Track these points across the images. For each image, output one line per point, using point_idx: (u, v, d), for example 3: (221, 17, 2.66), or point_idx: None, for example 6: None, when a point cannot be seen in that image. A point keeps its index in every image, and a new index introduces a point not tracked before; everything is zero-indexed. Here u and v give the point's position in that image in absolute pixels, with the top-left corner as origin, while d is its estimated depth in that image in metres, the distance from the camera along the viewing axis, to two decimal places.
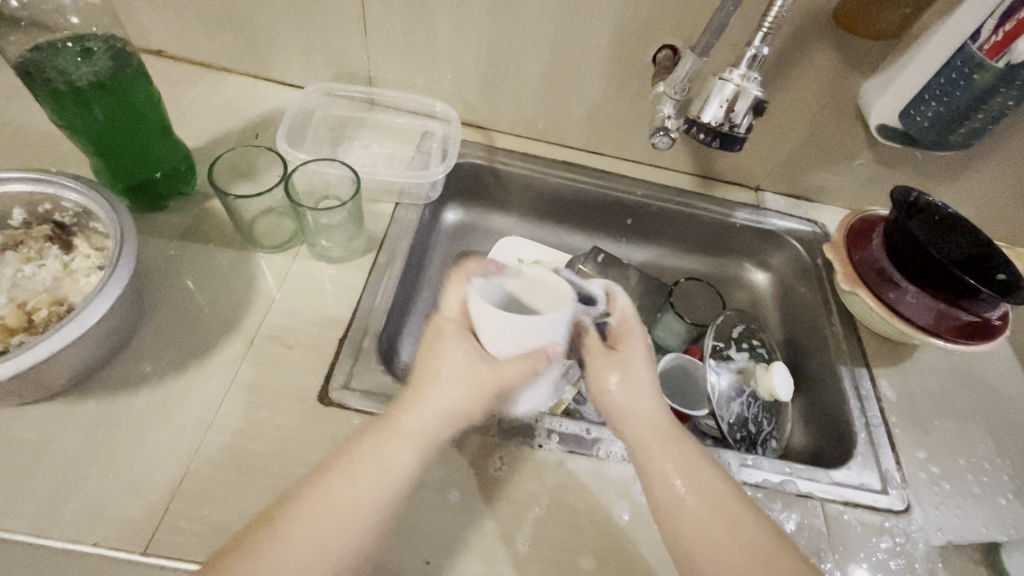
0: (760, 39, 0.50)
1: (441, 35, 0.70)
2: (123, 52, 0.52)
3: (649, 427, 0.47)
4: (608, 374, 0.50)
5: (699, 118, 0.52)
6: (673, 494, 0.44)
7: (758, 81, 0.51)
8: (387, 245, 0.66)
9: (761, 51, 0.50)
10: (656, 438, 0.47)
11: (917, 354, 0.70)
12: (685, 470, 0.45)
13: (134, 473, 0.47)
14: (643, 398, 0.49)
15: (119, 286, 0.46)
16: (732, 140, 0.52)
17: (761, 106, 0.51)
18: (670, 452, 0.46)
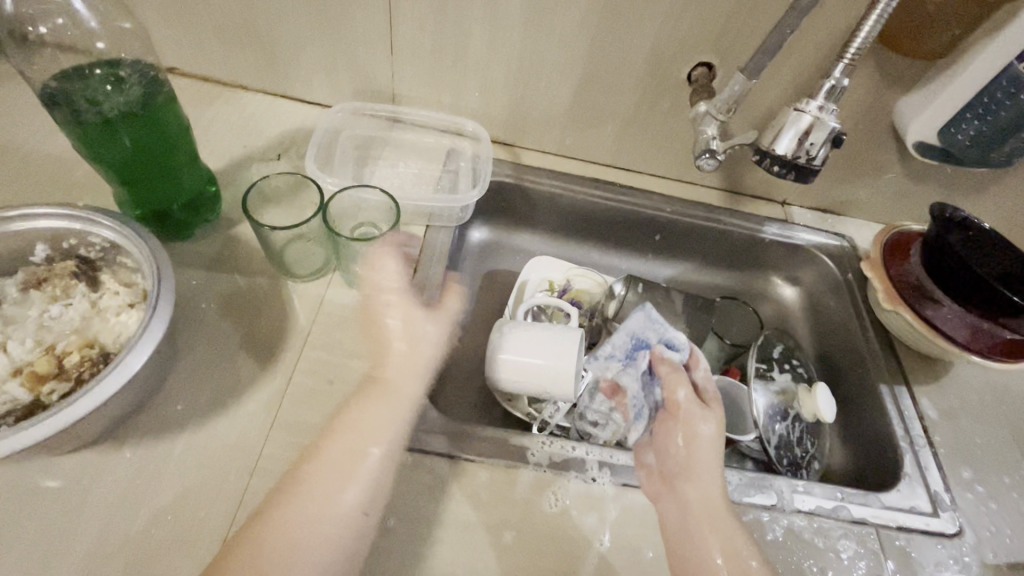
0: (840, 70, 0.49)
1: (471, 52, 0.68)
2: (155, 81, 0.50)
3: (707, 491, 0.49)
4: (686, 418, 0.53)
5: (773, 149, 0.51)
6: (712, 556, 0.46)
7: (835, 113, 0.50)
8: (421, 271, 0.64)
9: (841, 83, 0.50)
10: (705, 507, 0.48)
11: (953, 370, 0.70)
12: (729, 539, 0.47)
13: (177, 524, 0.44)
14: (709, 456, 0.51)
15: (161, 330, 0.44)
16: (807, 172, 0.51)
17: (839, 139, 0.50)
18: (712, 521, 0.48)
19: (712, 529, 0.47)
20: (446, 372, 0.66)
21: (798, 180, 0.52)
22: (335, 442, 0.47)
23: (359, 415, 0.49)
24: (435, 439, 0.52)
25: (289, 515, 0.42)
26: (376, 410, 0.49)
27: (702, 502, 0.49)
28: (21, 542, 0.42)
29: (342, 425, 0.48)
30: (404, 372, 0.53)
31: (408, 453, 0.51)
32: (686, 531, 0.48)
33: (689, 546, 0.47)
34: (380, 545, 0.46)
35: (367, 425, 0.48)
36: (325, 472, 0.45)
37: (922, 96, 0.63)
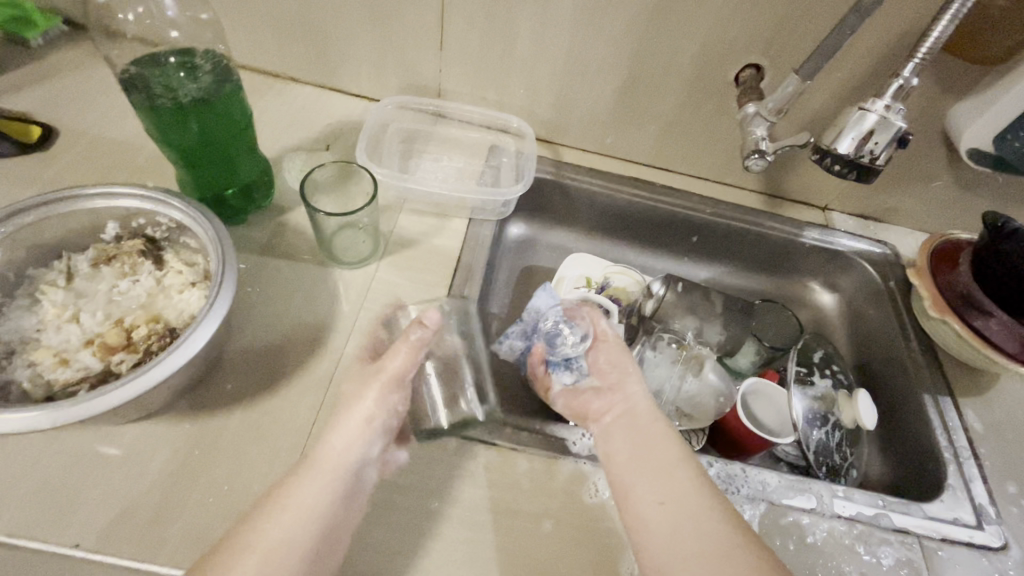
0: (910, 70, 0.49)
1: (519, 50, 0.69)
2: (224, 69, 0.52)
3: (634, 424, 0.50)
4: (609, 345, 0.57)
5: (833, 149, 0.51)
6: (640, 481, 0.46)
7: (902, 112, 0.50)
8: (463, 263, 0.66)
9: (910, 82, 0.50)
10: (635, 439, 0.49)
11: (1000, 383, 0.69)
12: (660, 461, 0.47)
13: (232, 495, 0.46)
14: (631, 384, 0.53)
15: (225, 306, 0.46)
16: (868, 171, 0.51)
17: (905, 139, 0.50)
18: (646, 454, 0.47)
19: (638, 457, 0.47)
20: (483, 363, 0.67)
21: (858, 180, 0.52)
22: (283, 504, 0.42)
23: (305, 487, 0.43)
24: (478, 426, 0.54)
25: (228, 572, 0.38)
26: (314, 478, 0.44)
27: (630, 436, 0.49)
28: (85, 505, 0.44)
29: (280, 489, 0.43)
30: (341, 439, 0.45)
31: (450, 439, 0.52)
32: (617, 465, 0.48)
33: (621, 483, 0.47)
34: (424, 527, 0.47)
35: (301, 507, 0.42)
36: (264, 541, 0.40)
37: (977, 103, 0.62)
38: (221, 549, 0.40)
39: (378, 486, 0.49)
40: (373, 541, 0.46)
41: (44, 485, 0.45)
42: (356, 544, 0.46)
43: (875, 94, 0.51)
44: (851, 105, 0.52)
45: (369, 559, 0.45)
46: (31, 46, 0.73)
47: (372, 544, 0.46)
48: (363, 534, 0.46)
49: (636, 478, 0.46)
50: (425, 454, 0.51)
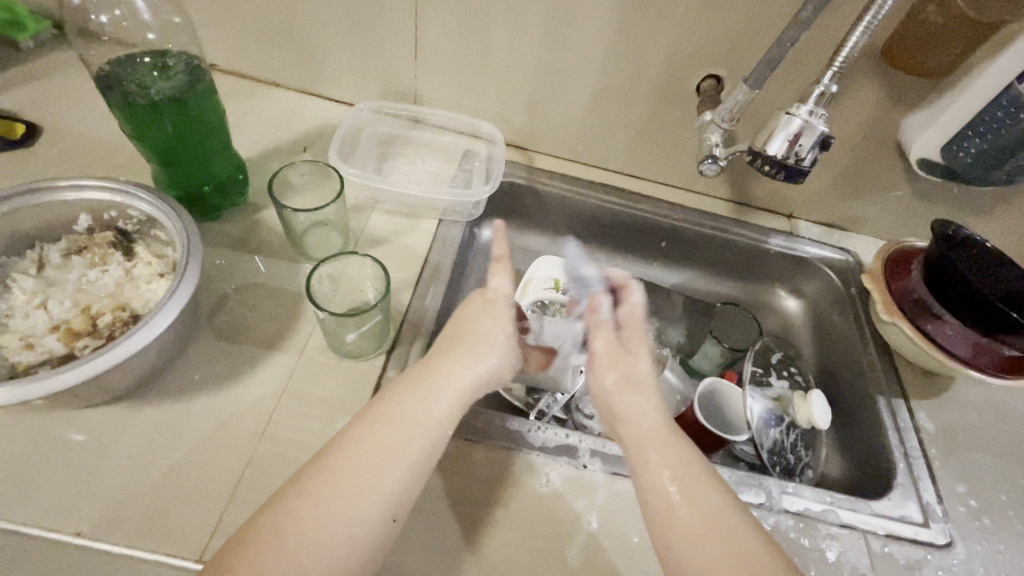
0: (829, 77, 0.52)
1: (491, 58, 0.72)
2: (197, 69, 0.54)
3: (677, 457, 0.47)
4: (636, 352, 0.55)
5: (765, 150, 0.53)
6: (682, 515, 0.44)
7: (825, 117, 0.52)
8: (431, 262, 0.67)
9: (829, 89, 0.52)
10: (679, 476, 0.46)
11: (953, 386, 0.70)
12: (705, 505, 0.44)
13: (189, 479, 0.47)
14: (642, 410, 0.51)
15: (187, 295, 0.47)
16: (796, 172, 0.53)
17: (828, 142, 0.52)
18: (694, 496, 0.45)
19: (686, 494, 0.45)
20: None
21: (786, 180, 0.54)
22: (385, 425, 0.44)
23: (412, 401, 0.47)
24: None
25: (319, 489, 0.41)
26: (417, 398, 0.47)
27: (674, 470, 0.46)
28: (44, 485, 0.45)
29: (385, 407, 0.46)
30: (442, 374, 0.48)
31: None
32: (659, 493, 0.45)
33: (659, 508, 0.45)
34: None
35: (409, 415, 0.46)
36: (357, 457, 0.42)
37: (926, 115, 0.65)
38: (289, 495, 0.41)
39: None
40: None
41: (8, 467, 0.46)
42: None
43: (801, 100, 0.54)
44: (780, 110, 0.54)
45: None
46: (21, 49, 0.76)
47: None
48: None
49: (679, 512, 0.44)
50: None
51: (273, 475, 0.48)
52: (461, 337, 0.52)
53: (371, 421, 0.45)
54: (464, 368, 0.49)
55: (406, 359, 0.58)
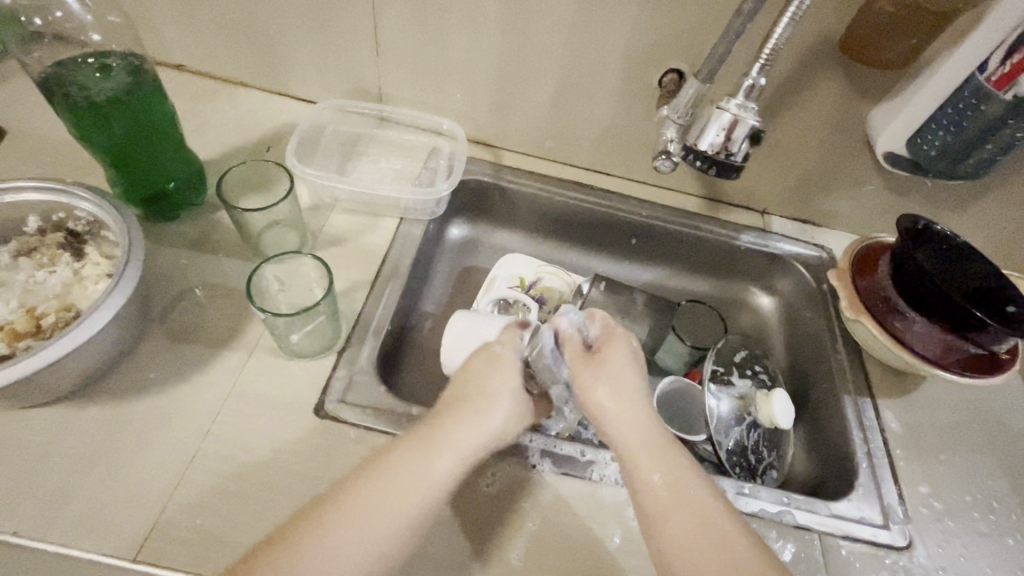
0: (757, 69, 0.51)
1: (451, 55, 0.72)
2: (138, 67, 0.55)
3: (666, 457, 0.46)
4: (613, 355, 0.50)
5: (697, 145, 0.53)
6: (674, 519, 0.43)
7: (757, 109, 0.52)
8: (389, 262, 0.67)
9: (758, 82, 0.51)
10: (667, 480, 0.45)
11: (923, 385, 0.69)
12: (697, 510, 0.43)
13: (129, 478, 0.47)
14: (629, 413, 0.48)
15: (125, 294, 0.48)
16: (728, 167, 0.54)
17: (759, 134, 0.52)
18: (685, 498, 0.44)
19: (674, 495, 0.44)
20: (410, 359, 0.69)
21: (718, 175, 0.54)
22: (386, 486, 0.42)
23: (408, 461, 0.43)
24: (381, 417, 0.54)
25: (315, 543, 0.39)
26: (421, 458, 0.44)
27: (663, 474, 0.45)
28: None
29: (385, 462, 0.44)
30: (442, 439, 0.45)
31: (353, 428, 0.53)
32: (649, 493, 0.45)
33: (652, 511, 0.44)
34: None
35: (410, 478, 0.43)
36: (353, 518, 0.41)
37: (892, 105, 0.64)
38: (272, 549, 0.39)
39: (274, 471, 0.50)
40: (259, 526, 0.46)
41: None
42: (241, 530, 0.46)
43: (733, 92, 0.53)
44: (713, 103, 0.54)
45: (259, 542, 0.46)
46: None
47: (260, 527, 0.46)
48: (253, 517, 0.47)
49: (672, 516, 0.43)
50: (327, 443, 0.52)
51: (214, 475, 0.49)
52: (469, 396, 0.48)
53: (373, 477, 0.43)
54: (470, 429, 0.46)
55: (356, 358, 0.58)
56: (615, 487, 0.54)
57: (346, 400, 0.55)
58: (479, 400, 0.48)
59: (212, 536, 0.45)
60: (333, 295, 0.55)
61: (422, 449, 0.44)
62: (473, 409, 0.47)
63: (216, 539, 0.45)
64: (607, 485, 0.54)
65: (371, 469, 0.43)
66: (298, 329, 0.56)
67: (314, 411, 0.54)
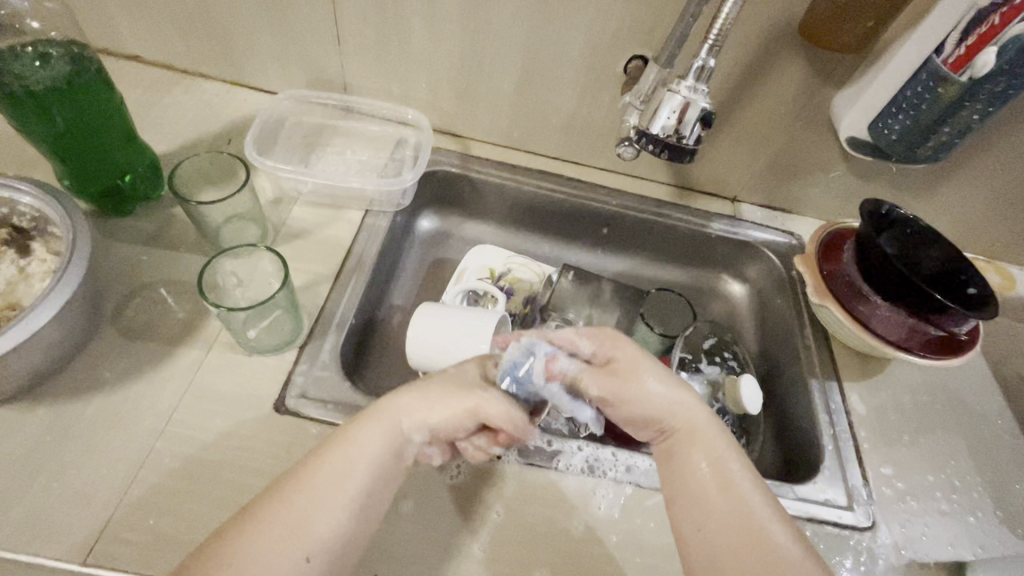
0: (706, 51, 0.51)
1: (413, 43, 0.70)
2: (80, 56, 0.53)
3: (713, 447, 0.47)
4: (626, 354, 0.49)
5: (648, 129, 0.54)
6: (719, 508, 0.44)
7: (706, 93, 0.53)
8: (353, 254, 0.66)
9: (708, 63, 0.51)
10: (714, 473, 0.46)
11: (889, 369, 0.70)
12: (736, 503, 0.44)
13: (79, 479, 0.46)
14: (678, 400, 0.48)
15: (69, 289, 0.48)
16: (681, 151, 0.54)
17: (709, 118, 0.53)
18: (725, 483, 0.45)
19: (719, 487, 0.45)
20: (377, 353, 0.68)
21: (670, 160, 0.55)
22: (327, 465, 0.42)
23: (351, 441, 0.43)
24: (343, 412, 0.53)
25: (278, 514, 0.40)
26: (372, 432, 0.44)
27: (711, 463, 0.46)
28: None
29: (338, 443, 0.43)
30: (380, 421, 0.44)
31: (314, 423, 0.52)
32: (691, 478, 0.46)
33: (695, 495, 0.46)
34: None
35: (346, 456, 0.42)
36: (316, 498, 0.41)
37: (854, 90, 0.64)
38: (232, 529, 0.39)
39: (231, 469, 0.48)
40: (215, 523, 0.45)
41: None
42: (195, 529, 0.45)
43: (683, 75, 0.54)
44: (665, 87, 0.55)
45: None
46: None
47: (216, 526, 0.45)
48: (208, 515, 0.46)
49: (718, 502, 0.45)
50: (285, 439, 0.51)
51: (167, 473, 0.47)
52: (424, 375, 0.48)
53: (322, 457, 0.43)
54: (418, 402, 0.45)
55: (318, 353, 0.57)
56: (581, 477, 0.53)
57: (307, 394, 0.54)
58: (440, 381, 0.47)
59: (165, 535, 0.44)
60: (288, 287, 0.54)
61: (364, 422, 0.44)
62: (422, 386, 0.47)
63: (168, 538, 0.44)
64: (572, 474, 0.54)
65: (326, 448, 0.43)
66: (255, 323, 0.55)
67: (274, 408, 0.53)
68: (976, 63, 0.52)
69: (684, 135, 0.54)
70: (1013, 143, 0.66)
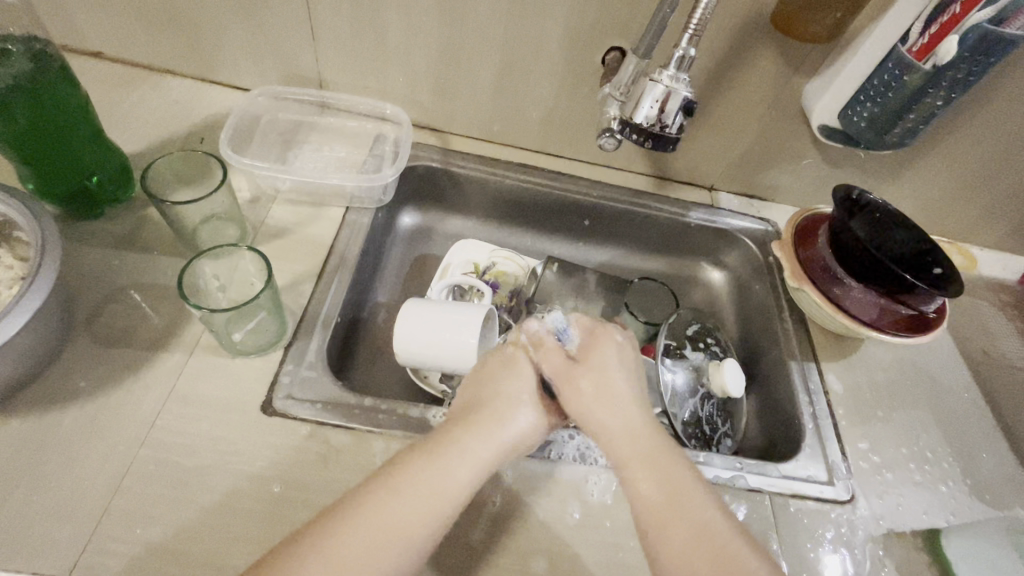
0: (687, 41, 0.52)
1: (390, 37, 0.69)
2: (41, 53, 0.51)
3: (661, 466, 0.44)
4: (598, 357, 0.50)
5: (632, 118, 0.54)
6: (677, 527, 0.40)
7: (687, 82, 0.53)
8: (336, 252, 0.65)
9: (689, 53, 0.52)
10: (666, 491, 0.42)
11: (863, 348, 0.72)
12: (694, 519, 0.41)
13: (59, 492, 0.45)
14: (626, 411, 0.47)
15: (40, 296, 0.46)
16: (663, 140, 0.55)
17: (691, 107, 0.54)
18: (680, 499, 0.42)
19: (671, 506, 0.41)
20: (363, 351, 0.67)
21: (654, 149, 0.56)
22: (410, 490, 0.40)
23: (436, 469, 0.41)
24: (333, 411, 0.52)
25: (384, 512, 0.39)
26: (450, 466, 0.42)
27: (660, 481, 0.43)
28: None
29: (414, 471, 0.41)
30: (473, 437, 0.44)
31: (304, 424, 0.51)
32: (644, 500, 0.42)
33: (652, 520, 0.41)
34: (264, 512, 0.46)
35: (427, 484, 0.41)
36: (369, 526, 0.38)
37: (824, 79, 0.66)
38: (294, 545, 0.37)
39: (219, 474, 0.47)
40: (205, 528, 0.44)
41: None
42: (186, 536, 0.44)
43: (664, 65, 0.54)
44: (646, 77, 0.55)
45: (205, 547, 0.44)
46: None
47: (208, 532, 0.44)
48: (199, 522, 0.45)
49: (673, 521, 0.41)
50: (275, 441, 0.50)
51: (153, 481, 0.46)
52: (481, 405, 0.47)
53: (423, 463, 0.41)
54: (491, 437, 0.44)
55: (304, 353, 0.56)
56: (573, 464, 0.54)
57: (295, 395, 0.53)
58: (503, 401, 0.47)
59: (155, 544, 0.43)
60: (273, 287, 0.53)
61: (452, 453, 0.42)
62: (500, 413, 0.46)
63: (157, 547, 0.43)
64: (565, 462, 0.54)
65: (438, 447, 0.43)
66: (238, 324, 0.54)
67: (261, 410, 0.52)
68: (939, 50, 0.55)
69: (667, 124, 0.54)
70: (973, 127, 0.69)
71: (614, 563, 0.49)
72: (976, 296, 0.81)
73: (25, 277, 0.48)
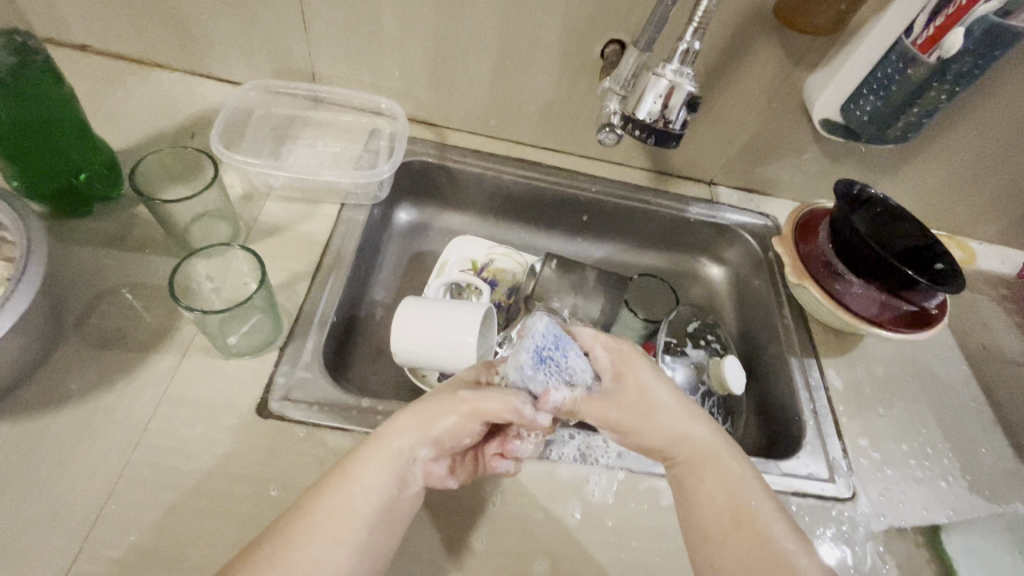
0: (691, 34, 0.51)
1: (384, 29, 0.68)
2: (23, 46, 0.50)
3: (724, 475, 0.46)
4: (636, 371, 0.50)
5: (635, 114, 0.53)
6: (732, 539, 0.43)
7: (691, 76, 0.52)
8: (332, 250, 0.64)
9: (693, 46, 0.51)
10: (728, 502, 0.45)
11: (863, 344, 0.72)
12: (756, 532, 0.43)
13: (50, 499, 0.44)
14: (680, 425, 0.48)
15: (26, 298, 0.45)
16: (667, 136, 0.54)
17: (696, 102, 0.53)
18: (740, 509, 0.44)
19: (734, 518, 0.44)
20: (360, 350, 0.67)
21: (657, 145, 0.55)
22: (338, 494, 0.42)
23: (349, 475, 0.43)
24: (330, 412, 0.52)
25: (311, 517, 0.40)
26: (370, 469, 0.43)
27: (726, 494, 0.45)
28: None
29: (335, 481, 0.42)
30: (393, 435, 0.44)
31: (301, 426, 0.51)
32: (703, 510, 0.45)
33: (710, 529, 0.44)
34: (261, 516, 0.45)
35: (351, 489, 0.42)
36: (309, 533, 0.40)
37: (827, 71, 0.65)
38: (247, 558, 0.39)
39: (215, 477, 0.47)
40: (201, 533, 0.44)
41: None
42: (182, 542, 0.43)
43: (668, 58, 0.53)
44: (648, 71, 0.54)
45: (201, 553, 0.43)
46: None
47: (203, 537, 0.44)
48: (195, 526, 0.44)
49: (730, 532, 0.43)
50: (271, 443, 0.49)
51: (147, 486, 0.45)
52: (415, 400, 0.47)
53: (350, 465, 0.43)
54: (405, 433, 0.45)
55: (300, 354, 0.55)
56: (574, 464, 0.54)
57: (292, 396, 0.52)
58: (430, 400, 0.46)
59: (150, 550, 0.42)
60: (269, 288, 0.52)
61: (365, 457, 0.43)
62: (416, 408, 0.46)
63: (152, 554, 0.42)
64: (565, 462, 0.54)
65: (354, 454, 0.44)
66: (232, 327, 0.53)
67: (257, 412, 0.51)
68: (943, 44, 0.54)
69: (670, 120, 0.53)
70: (975, 121, 0.69)
71: (616, 563, 0.49)
72: (976, 291, 0.81)
73: (10, 278, 0.47)
